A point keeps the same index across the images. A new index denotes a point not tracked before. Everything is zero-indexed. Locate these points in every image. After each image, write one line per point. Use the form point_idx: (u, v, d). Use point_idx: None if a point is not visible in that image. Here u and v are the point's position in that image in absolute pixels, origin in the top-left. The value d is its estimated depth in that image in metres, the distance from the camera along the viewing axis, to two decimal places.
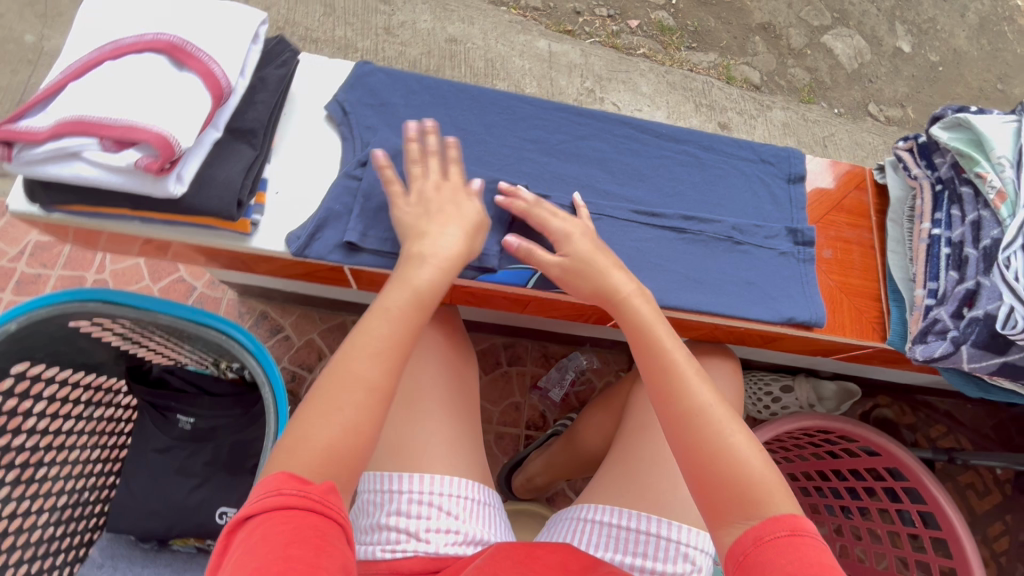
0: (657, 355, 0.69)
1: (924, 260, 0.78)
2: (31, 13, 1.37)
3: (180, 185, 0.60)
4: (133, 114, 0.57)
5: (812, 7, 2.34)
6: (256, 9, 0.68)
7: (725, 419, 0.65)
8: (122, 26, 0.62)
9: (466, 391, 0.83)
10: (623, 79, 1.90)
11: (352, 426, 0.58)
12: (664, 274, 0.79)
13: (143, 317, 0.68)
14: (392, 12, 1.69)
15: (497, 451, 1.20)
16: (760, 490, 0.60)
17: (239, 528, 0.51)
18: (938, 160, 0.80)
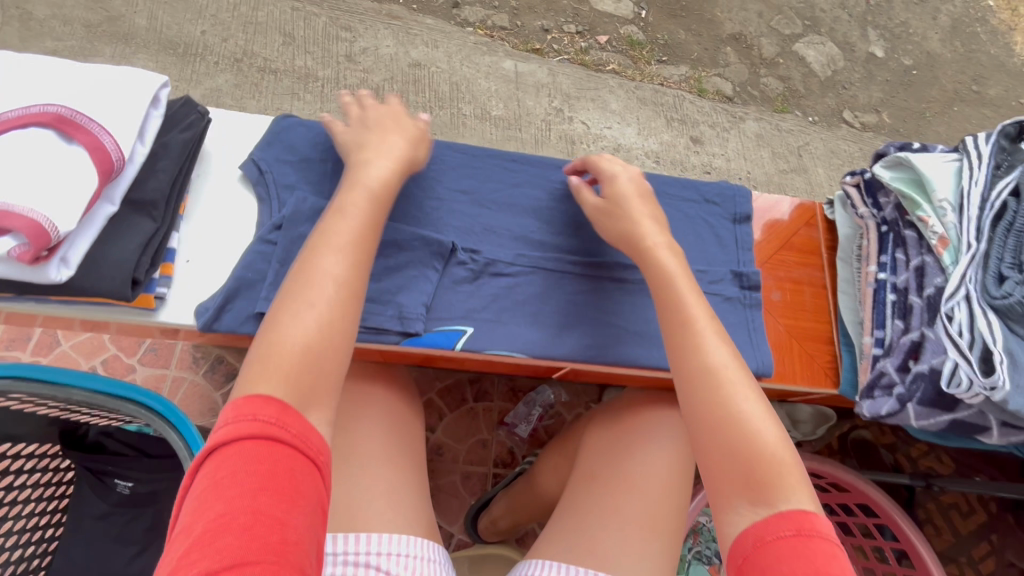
0: (673, 303, 0.66)
1: (871, 305, 0.81)
2: None
3: (64, 270, 0.57)
4: (7, 196, 0.53)
5: (783, 16, 2.33)
6: (158, 75, 0.67)
7: (737, 383, 0.60)
8: (8, 99, 0.59)
9: (410, 442, 0.78)
10: (592, 96, 1.87)
11: (324, 323, 0.58)
12: (602, 328, 0.75)
13: (58, 394, 0.67)
14: (354, 39, 1.67)
15: (464, 493, 1.16)
16: (772, 468, 0.55)
17: (209, 459, 0.50)
18: (883, 200, 0.84)
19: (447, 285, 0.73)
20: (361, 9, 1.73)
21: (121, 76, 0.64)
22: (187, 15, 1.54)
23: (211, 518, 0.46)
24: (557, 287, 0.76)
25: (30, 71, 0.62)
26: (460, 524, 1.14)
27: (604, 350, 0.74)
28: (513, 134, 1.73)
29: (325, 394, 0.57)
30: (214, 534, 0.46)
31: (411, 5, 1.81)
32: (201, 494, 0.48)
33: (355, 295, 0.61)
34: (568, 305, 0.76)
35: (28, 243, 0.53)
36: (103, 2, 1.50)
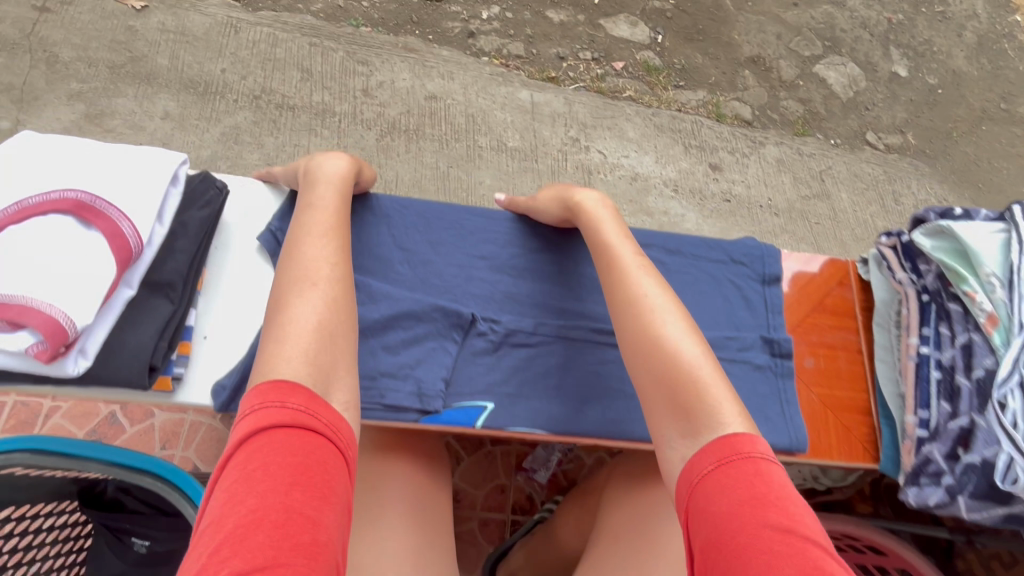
0: (606, 252, 0.72)
1: (913, 382, 0.77)
2: (7, 99, 1.41)
3: (82, 361, 0.57)
4: (27, 290, 0.53)
5: (802, 37, 2.30)
6: (175, 154, 0.68)
7: (661, 314, 0.65)
8: (26, 185, 0.59)
9: (436, 505, 0.77)
10: (608, 125, 1.86)
11: (331, 302, 0.62)
12: (627, 400, 0.73)
13: (75, 466, 0.69)
14: (370, 73, 1.68)
15: (483, 540, 1.13)
16: (696, 390, 0.59)
17: (240, 452, 0.49)
18: (923, 267, 0.80)
19: (466, 355, 0.72)
20: (377, 42, 1.74)
21: (142, 159, 0.65)
22: (207, 53, 1.57)
23: (242, 514, 0.45)
24: (581, 357, 0.75)
25: (52, 154, 0.63)
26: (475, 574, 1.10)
27: (630, 424, 0.71)
28: (530, 166, 1.72)
29: (342, 369, 0.59)
30: (245, 531, 0.44)
31: (426, 36, 1.82)
32: (231, 487, 0.47)
33: (345, 277, 0.66)
34: (591, 375, 0.74)
35: (45, 341, 0.53)
36: (126, 43, 1.52)
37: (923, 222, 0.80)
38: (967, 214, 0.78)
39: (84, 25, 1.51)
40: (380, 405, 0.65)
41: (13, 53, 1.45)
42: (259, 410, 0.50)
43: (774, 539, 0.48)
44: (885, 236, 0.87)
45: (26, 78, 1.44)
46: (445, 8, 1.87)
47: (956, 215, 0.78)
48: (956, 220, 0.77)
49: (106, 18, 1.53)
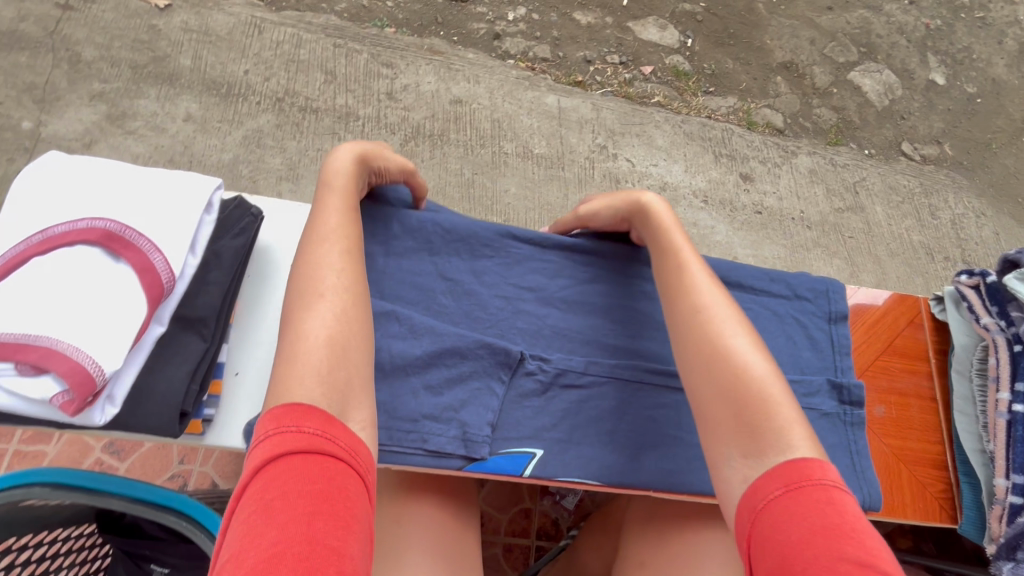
0: (669, 253, 0.69)
1: (1005, 442, 0.70)
2: (29, 99, 1.39)
3: (110, 408, 0.53)
4: (53, 333, 0.50)
5: (836, 43, 2.22)
6: (210, 177, 0.64)
7: (726, 321, 0.61)
8: (54, 214, 0.56)
9: (463, 535, 0.73)
10: (637, 132, 1.81)
11: (343, 314, 0.57)
12: (684, 448, 0.68)
13: (92, 501, 0.65)
14: (395, 75, 1.64)
15: (507, 567, 1.09)
16: (763, 405, 0.55)
17: (254, 481, 0.46)
18: (1014, 312, 0.73)
19: (513, 398, 0.67)
20: (402, 44, 1.70)
21: (175, 184, 0.61)
22: (231, 54, 1.53)
23: (264, 548, 0.42)
24: (635, 400, 0.70)
25: (80, 178, 0.59)
26: None
27: (686, 475, 0.67)
28: (556, 174, 1.67)
29: (359, 387, 0.55)
30: (269, 567, 0.41)
31: (451, 37, 1.77)
32: (249, 520, 0.44)
33: (361, 283, 0.61)
34: (647, 422, 0.69)
35: (70, 391, 0.49)
36: (149, 42, 1.49)
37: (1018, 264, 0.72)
38: None
39: (107, 24, 1.48)
40: (423, 450, 0.62)
41: (36, 52, 1.42)
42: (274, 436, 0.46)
43: (852, 573, 0.44)
44: (967, 274, 0.80)
45: (48, 77, 1.41)
46: (471, 8, 1.82)
47: None
48: None
49: (128, 16, 1.50)
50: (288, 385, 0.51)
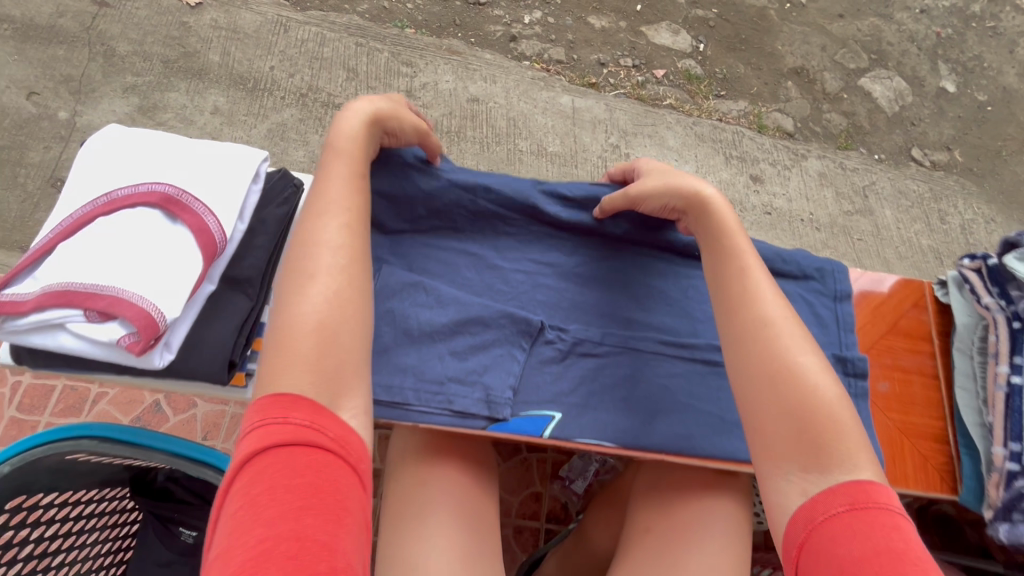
0: (734, 257, 0.68)
1: (1003, 412, 0.72)
2: (65, 90, 1.44)
3: (166, 355, 0.57)
4: (118, 283, 0.54)
5: (847, 49, 2.25)
6: (256, 148, 0.68)
7: (793, 338, 0.62)
8: (117, 179, 0.60)
9: (483, 500, 0.75)
10: (649, 132, 1.84)
11: (335, 297, 0.57)
12: (697, 416, 0.71)
13: (138, 455, 0.68)
14: (414, 74, 1.69)
15: (516, 547, 1.13)
16: (828, 425, 0.57)
17: (243, 474, 0.47)
18: (1014, 292, 0.75)
19: (534, 364, 0.71)
20: (422, 44, 1.75)
21: (224, 153, 0.65)
22: (257, 51, 1.59)
23: (253, 543, 0.43)
24: (649, 370, 0.73)
25: (139, 146, 0.63)
26: None
27: (699, 441, 0.69)
28: (569, 171, 1.71)
29: (350, 373, 0.56)
30: (259, 562, 0.42)
31: (468, 39, 1.82)
32: (237, 516, 0.45)
33: (357, 260, 0.61)
34: (660, 390, 0.72)
35: (137, 333, 0.53)
36: (179, 39, 1.55)
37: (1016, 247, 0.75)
38: None
39: (141, 20, 1.54)
40: (449, 411, 0.66)
41: (73, 45, 1.48)
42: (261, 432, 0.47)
43: None
44: (971, 259, 0.83)
45: (84, 70, 1.46)
46: (488, 11, 1.87)
47: None
48: None
49: (161, 13, 1.56)
50: (276, 375, 0.52)
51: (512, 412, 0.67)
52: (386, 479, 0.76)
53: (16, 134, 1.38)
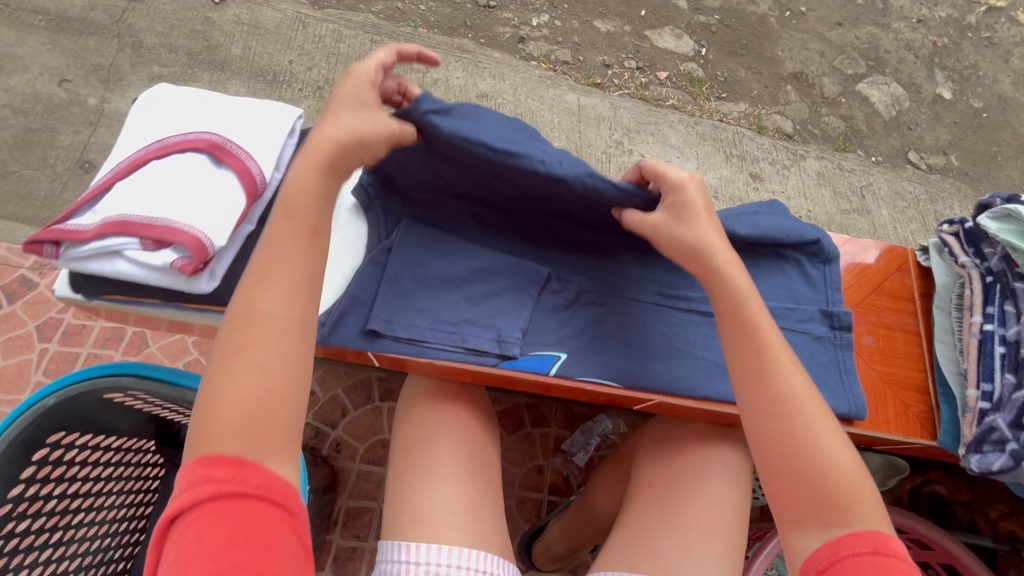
0: (751, 327, 0.67)
1: (976, 357, 0.76)
2: (95, 78, 1.51)
3: (211, 283, 0.62)
4: (172, 215, 0.59)
5: (845, 56, 2.31)
6: (292, 105, 0.73)
7: (815, 414, 0.62)
8: (169, 129, 0.66)
9: (487, 458, 0.80)
10: (652, 131, 1.90)
11: (264, 369, 0.55)
12: (692, 362, 0.77)
13: (175, 394, 0.71)
14: (426, 70, 1.76)
15: (519, 517, 1.17)
16: (845, 495, 0.57)
17: (171, 529, 0.47)
18: (987, 250, 0.79)
19: (541, 311, 0.78)
20: (434, 42, 1.82)
21: (263, 107, 0.71)
22: (277, 45, 1.66)
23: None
24: (648, 321, 0.79)
25: (187, 100, 0.69)
26: (514, 550, 1.14)
27: (693, 382, 0.75)
28: None
29: (279, 441, 0.53)
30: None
31: (479, 39, 1.89)
32: (169, 566, 0.46)
33: (301, 332, 0.58)
34: (659, 337, 0.78)
35: (191, 256, 0.58)
36: (203, 32, 1.62)
37: (988, 208, 0.79)
38: None
39: (167, 14, 1.61)
40: (463, 347, 0.73)
41: (102, 37, 1.55)
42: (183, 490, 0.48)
43: None
44: (949, 225, 0.87)
45: (113, 60, 1.53)
46: (498, 13, 1.94)
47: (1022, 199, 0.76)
48: (1021, 203, 0.76)
49: (186, 8, 1.63)
50: (203, 440, 0.51)
51: (521, 350, 0.74)
52: (396, 433, 0.81)
53: (47, 118, 1.45)
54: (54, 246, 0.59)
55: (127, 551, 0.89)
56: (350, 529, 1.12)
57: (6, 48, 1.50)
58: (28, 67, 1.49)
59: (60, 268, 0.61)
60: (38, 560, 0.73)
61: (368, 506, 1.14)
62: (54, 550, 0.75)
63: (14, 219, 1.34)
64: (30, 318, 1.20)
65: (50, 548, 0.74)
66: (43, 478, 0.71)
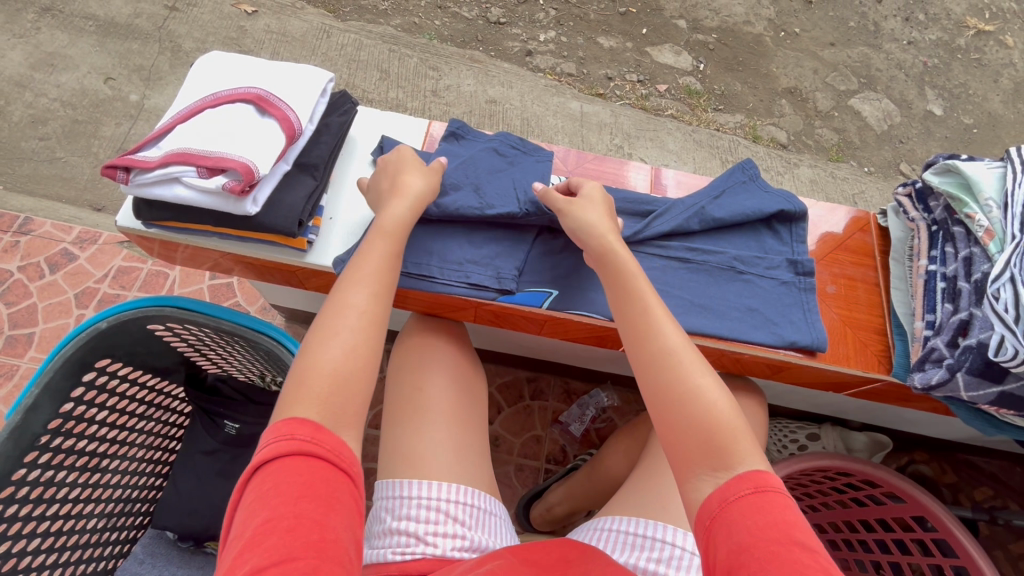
0: (634, 304, 0.68)
1: (922, 295, 0.83)
2: (137, 78, 1.65)
3: (254, 206, 0.73)
4: (222, 148, 0.70)
5: (838, 73, 2.22)
6: (324, 70, 0.84)
7: (693, 364, 0.62)
8: (222, 85, 0.79)
9: (475, 405, 0.85)
10: (651, 136, 1.97)
11: (353, 347, 0.61)
12: (672, 300, 0.85)
13: (211, 323, 0.78)
14: (439, 77, 1.88)
15: (517, 483, 1.22)
16: (727, 435, 0.57)
17: (254, 474, 0.52)
18: (933, 203, 0.86)
19: (536, 252, 0.87)
20: (447, 52, 1.94)
21: (300, 70, 0.82)
22: (303, 52, 1.80)
23: (258, 523, 0.48)
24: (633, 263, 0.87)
25: (237, 64, 0.81)
26: (512, 512, 1.19)
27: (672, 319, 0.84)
28: None
29: (355, 415, 0.58)
30: (261, 535, 0.47)
31: (489, 52, 2.00)
32: (248, 504, 0.50)
33: (378, 327, 0.64)
34: None
35: (241, 178, 0.69)
36: (237, 39, 1.76)
37: (933, 166, 0.86)
38: (974, 158, 0.83)
39: (205, 23, 1.75)
40: (466, 283, 0.83)
41: (145, 41, 1.69)
42: (268, 446, 0.53)
43: (806, 558, 0.48)
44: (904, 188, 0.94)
45: (154, 62, 1.67)
46: (507, 29, 2.04)
47: (962, 157, 0.83)
48: (961, 158, 0.82)
49: (223, 18, 1.78)
50: (292, 401, 0.56)
51: (516, 286, 0.84)
52: (388, 382, 0.86)
53: (93, 111, 1.58)
54: (126, 173, 0.71)
55: (150, 493, 0.99)
56: None
57: (60, 49, 1.65)
58: (78, 66, 1.64)
59: (126, 193, 0.73)
60: (74, 483, 0.82)
61: (375, 466, 1.20)
62: (89, 476, 0.84)
63: (58, 200, 1.46)
64: (70, 286, 1.31)
65: (80, 471, 0.82)
66: (89, 401, 0.80)
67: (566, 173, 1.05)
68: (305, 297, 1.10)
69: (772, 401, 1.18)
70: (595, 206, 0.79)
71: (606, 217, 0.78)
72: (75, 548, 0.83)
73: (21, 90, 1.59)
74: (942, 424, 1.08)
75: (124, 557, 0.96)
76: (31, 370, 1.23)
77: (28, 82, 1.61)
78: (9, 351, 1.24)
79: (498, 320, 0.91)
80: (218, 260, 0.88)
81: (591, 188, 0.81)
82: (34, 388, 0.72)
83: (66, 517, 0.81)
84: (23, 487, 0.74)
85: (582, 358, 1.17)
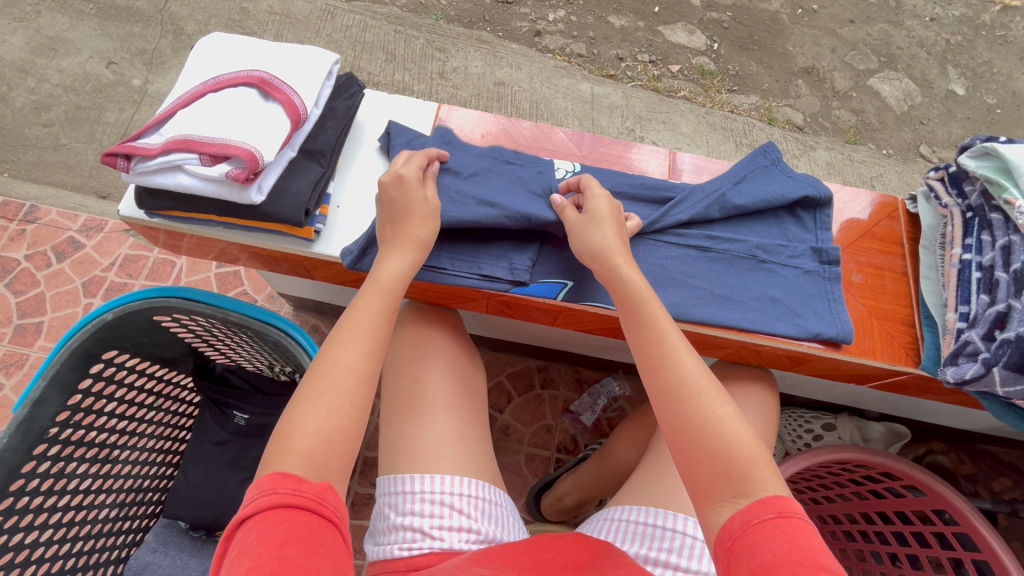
0: (649, 330, 0.65)
1: (955, 284, 0.80)
2: (139, 62, 1.62)
3: (259, 195, 0.71)
4: (224, 134, 0.68)
5: (857, 52, 2.14)
6: (330, 52, 0.81)
7: (711, 393, 0.60)
8: (223, 68, 0.76)
9: (472, 394, 0.84)
10: (663, 119, 1.92)
11: (335, 411, 0.58)
12: (687, 290, 0.83)
13: (218, 314, 0.77)
14: (446, 59, 1.84)
15: (527, 473, 1.21)
16: (748, 463, 0.55)
17: (237, 529, 0.49)
18: (968, 188, 0.83)
19: (551, 243, 0.85)
20: (454, 33, 1.89)
21: (304, 53, 0.79)
22: (306, 34, 1.76)
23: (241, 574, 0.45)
24: (648, 252, 0.84)
25: (237, 48, 0.79)
26: (523, 502, 1.19)
27: (689, 310, 0.82)
28: None
29: (338, 471, 0.56)
30: None
31: (497, 32, 1.94)
32: (230, 561, 0.47)
33: (368, 392, 0.61)
34: (657, 268, 0.83)
35: (244, 166, 0.67)
36: (239, 21, 1.72)
37: (969, 149, 0.82)
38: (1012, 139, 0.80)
39: (206, 4, 1.71)
40: (478, 274, 0.80)
41: (147, 24, 1.66)
42: (248, 504, 0.50)
43: None
44: (936, 171, 0.90)
45: (156, 45, 1.64)
46: (516, 8, 1.97)
47: (1000, 138, 0.79)
48: (999, 141, 0.79)
49: None
50: (270, 465, 0.54)
51: (530, 277, 0.81)
52: (385, 374, 0.84)
53: (96, 97, 1.56)
54: (127, 161, 0.69)
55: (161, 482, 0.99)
56: (364, 477, 1.16)
57: (61, 33, 1.63)
58: (79, 50, 1.61)
59: (127, 181, 0.72)
60: (83, 474, 0.81)
61: None
62: (100, 467, 0.84)
63: (63, 187, 1.45)
64: (76, 275, 1.30)
65: (89, 462, 0.81)
66: (97, 392, 0.79)
67: (578, 159, 1.02)
68: (314, 286, 1.08)
69: (788, 390, 1.16)
70: (600, 225, 0.74)
71: (616, 237, 0.74)
72: (87, 537, 0.83)
73: (23, 76, 1.57)
74: (968, 416, 1.06)
75: (137, 546, 0.96)
76: (40, 359, 1.23)
77: (30, 67, 1.58)
78: (18, 340, 1.24)
79: (509, 310, 0.89)
80: (224, 250, 0.87)
81: (598, 202, 0.76)
82: (40, 380, 0.71)
83: (72, 507, 0.80)
84: (32, 480, 0.73)
85: (597, 348, 1.15)
